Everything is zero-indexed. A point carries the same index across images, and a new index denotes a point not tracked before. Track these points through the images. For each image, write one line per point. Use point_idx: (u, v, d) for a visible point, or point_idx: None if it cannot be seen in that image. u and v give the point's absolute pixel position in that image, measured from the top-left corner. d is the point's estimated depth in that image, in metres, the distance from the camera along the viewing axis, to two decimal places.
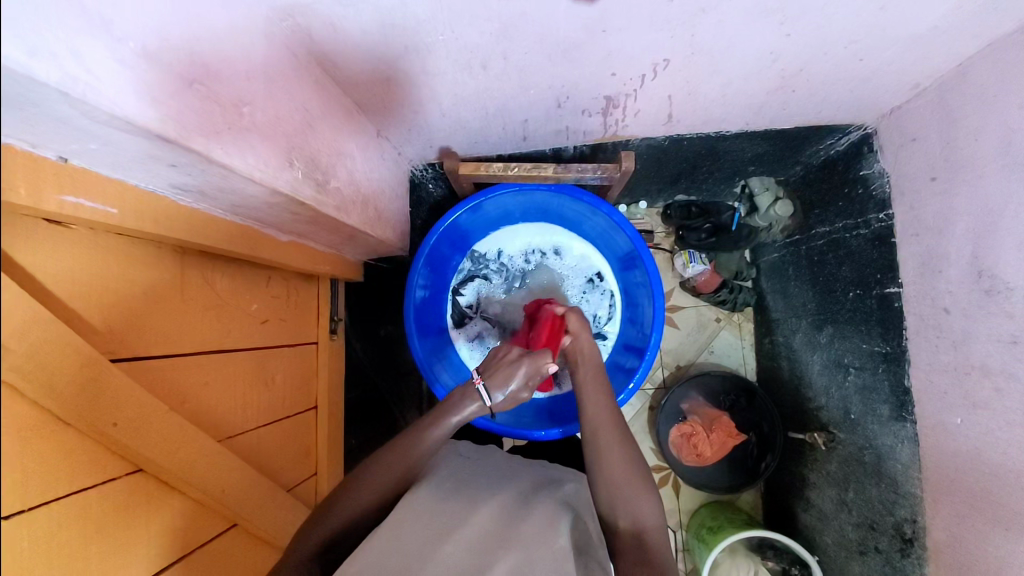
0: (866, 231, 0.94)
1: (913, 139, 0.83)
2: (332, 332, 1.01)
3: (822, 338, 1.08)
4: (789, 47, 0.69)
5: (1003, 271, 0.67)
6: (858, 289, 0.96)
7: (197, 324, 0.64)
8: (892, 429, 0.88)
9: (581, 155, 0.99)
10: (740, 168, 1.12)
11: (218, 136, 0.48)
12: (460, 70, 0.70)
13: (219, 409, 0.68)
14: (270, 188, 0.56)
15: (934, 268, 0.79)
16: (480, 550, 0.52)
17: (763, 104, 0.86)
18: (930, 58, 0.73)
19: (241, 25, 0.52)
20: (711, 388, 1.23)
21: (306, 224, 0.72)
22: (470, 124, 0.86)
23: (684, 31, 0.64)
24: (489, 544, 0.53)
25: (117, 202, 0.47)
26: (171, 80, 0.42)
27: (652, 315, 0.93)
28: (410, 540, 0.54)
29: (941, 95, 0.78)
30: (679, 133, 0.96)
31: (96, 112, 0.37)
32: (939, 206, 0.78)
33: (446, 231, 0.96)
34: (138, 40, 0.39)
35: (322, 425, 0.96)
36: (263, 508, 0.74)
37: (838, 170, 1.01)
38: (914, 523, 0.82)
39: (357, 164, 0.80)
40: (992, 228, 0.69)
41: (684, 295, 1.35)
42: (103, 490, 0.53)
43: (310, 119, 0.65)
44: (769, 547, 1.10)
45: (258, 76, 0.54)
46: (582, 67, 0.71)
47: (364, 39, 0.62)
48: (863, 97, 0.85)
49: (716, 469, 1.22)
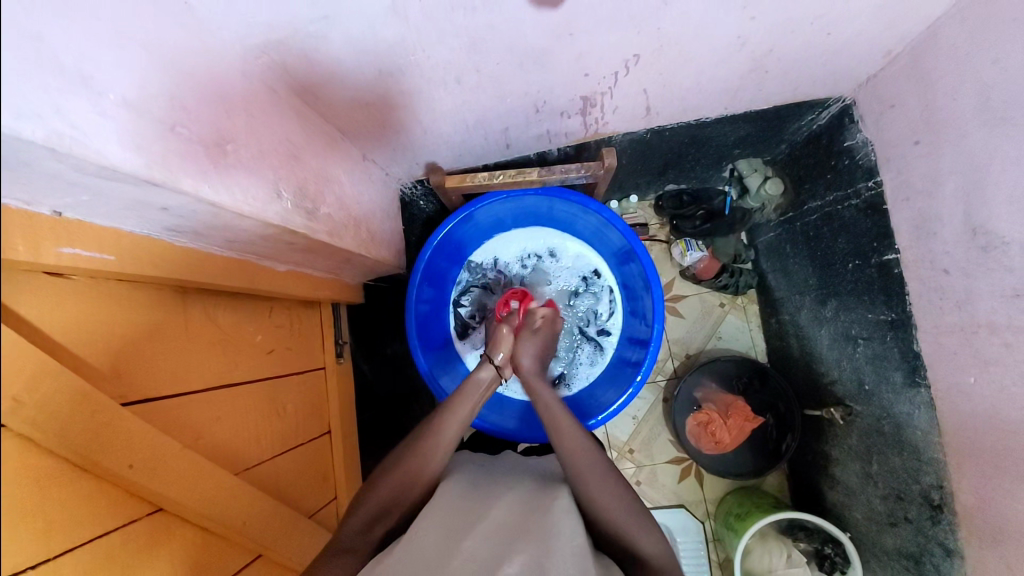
0: (857, 200, 0.95)
1: (892, 106, 0.84)
2: (338, 355, 1.02)
3: (827, 312, 1.07)
4: (755, 30, 0.70)
5: (997, 227, 0.67)
6: (857, 259, 0.96)
7: (202, 361, 0.65)
8: (907, 396, 0.87)
9: (565, 156, 1.00)
10: (725, 152, 1.12)
11: (205, 175, 0.49)
12: (436, 87, 0.72)
13: (233, 442, 0.69)
14: (262, 220, 0.57)
15: (928, 230, 0.79)
16: (491, 542, 0.58)
17: (738, 88, 0.87)
18: (897, 24, 0.74)
19: (216, 67, 0.54)
20: (725, 374, 1.23)
21: (302, 252, 0.73)
22: (453, 138, 0.88)
23: (649, 25, 0.65)
24: (501, 538, 0.59)
25: (115, 249, 0.49)
26: (153, 127, 0.44)
27: (652, 301, 0.95)
28: (426, 542, 0.59)
29: (914, 59, 0.78)
30: (660, 125, 0.97)
31: (83, 164, 0.38)
32: (926, 168, 0.78)
33: (440, 245, 0.98)
34: (118, 92, 0.41)
35: (337, 448, 0.97)
36: (286, 537, 0.74)
37: (822, 144, 1.02)
38: (941, 488, 0.82)
39: (347, 190, 0.81)
40: (981, 184, 0.69)
41: (685, 284, 1.35)
42: (125, 533, 0.53)
43: (295, 150, 0.67)
44: (799, 529, 1.09)
45: (240, 114, 0.56)
46: (556, 73, 0.73)
47: (340, 68, 0.64)
48: (837, 70, 0.85)
49: (738, 456, 1.21)
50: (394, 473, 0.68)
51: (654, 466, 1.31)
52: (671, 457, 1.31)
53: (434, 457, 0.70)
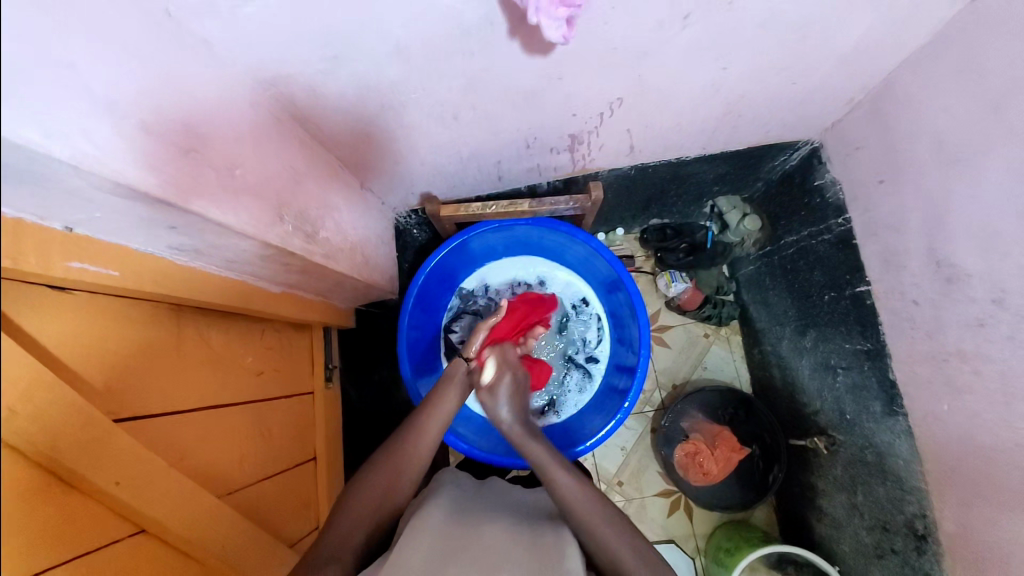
0: (830, 235, 1.00)
1: (857, 148, 0.91)
2: (327, 380, 1.02)
3: (807, 343, 1.11)
4: (729, 78, 0.76)
5: (959, 260, 0.72)
6: (832, 291, 1.01)
7: (192, 380, 0.65)
8: (887, 425, 0.89)
9: (554, 189, 1.05)
10: (706, 189, 1.19)
11: (214, 198, 0.51)
12: (433, 122, 0.76)
13: (218, 464, 0.68)
14: (263, 242, 0.59)
15: (897, 263, 0.84)
16: (479, 567, 0.57)
17: (715, 129, 0.93)
18: (857, 75, 0.81)
19: (229, 98, 0.57)
20: (711, 405, 1.24)
21: (298, 274, 0.75)
22: (448, 169, 0.92)
23: (631, 71, 0.70)
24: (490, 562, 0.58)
25: (120, 264, 0.50)
26: (168, 149, 0.46)
27: (638, 328, 0.98)
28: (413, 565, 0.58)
29: (875, 106, 0.85)
30: (643, 162, 1.03)
31: (105, 182, 0.40)
32: (891, 205, 0.84)
33: (433, 272, 1.00)
34: (139, 118, 0.44)
35: (321, 474, 0.95)
36: (266, 566, 0.72)
37: (795, 182, 1.09)
38: (924, 518, 0.83)
39: (344, 216, 0.84)
40: (942, 219, 0.74)
41: (670, 315, 1.38)
42: (106, 553, 0.52)
43: (297, 177, 0.70)
44: (788, 562, 1.07)
45: (248, 143, 0.59)
46: (546, 111, 0.78)
47: (343, 103, 0.68)
48: (806, 115, 0.92)
49: (726, 487, 1.21)
50: (379, 493, 0.67)
51: (643, 498, 1.30)
52: (661, 489, 1.30)
53: (413, 471, 0.70)
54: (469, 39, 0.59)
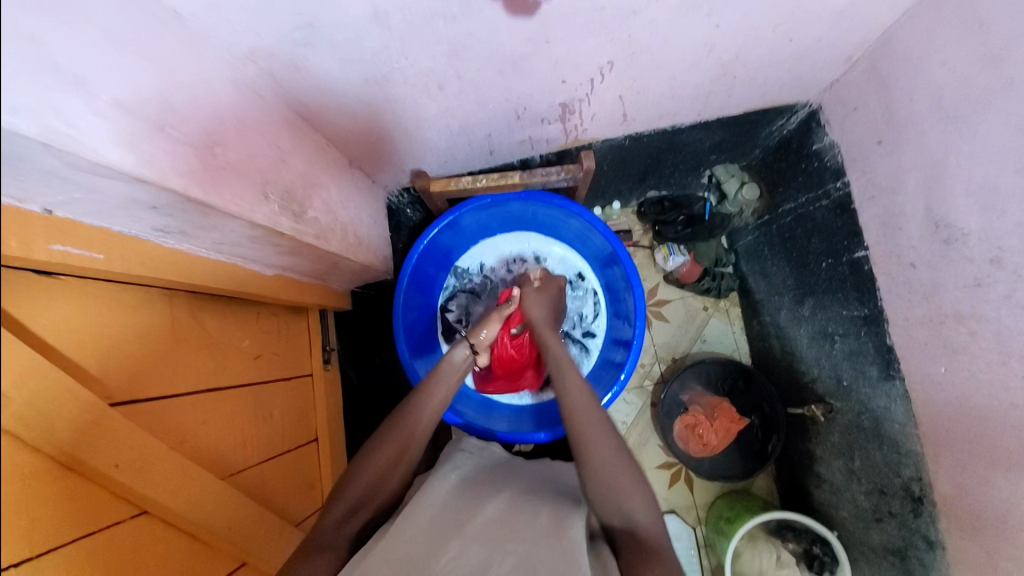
0: (828, 201, 0.99)
1: (854, 109, 0.89)
2: (325, 362, 1.03)
3: (805, 311, 1.10)
4: (721, 37, 0.74)
5: (957, 220, 0.71)
6: (830, 258, 1.00)
7: (188, 364, 0.65)
8: (884, 389, 0.89)
9: (547, 162, 1.03)
10: (702, 158, 1.17)
11: (196, 176, 0.50)
12: (420, 93, 0.74)
13: (219, 447, 0.69)
14: (249, 221, 0.58)
15: (895, 226, 0.83)
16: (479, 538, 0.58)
17: (709, 94, 0.91)
18: (854, 31, 0.79)
19: (206, 72, 0.56)
20: (710, 377, 1.25)
21: (289, 255, 0.74)
22: (438, 144, 0.90)
23: (620, 32, 0.68)
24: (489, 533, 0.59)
25: (105, 248, 0.50)
26: (144, 126, 0.45)
27: (633, 300, 0.97)
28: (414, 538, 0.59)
29: (873, 64, 0.83)
30: (637, 131, 1.01)
31: (79, 160, 0.39)
32: (889, 166, 0.82)
33: (426, 250, 1.00)
34: (112, 93, 0.42)
35: (324, 456, 0.96)
36: (271, 544, 0.73)
37: (793, 147, 1.07)
38: (920, 480, 0.84)
39: (333, 195, 0.83)
40: (940, 178, 0.73)
41: (669, 288, 1.38)
42: (109, 534, 0.53)
43: (282, 155, 0.68)
44: (787, 529, 1.10)
45: (229, 120, 0.58)
46: (534, 79, 0.76)
47: (326, 75, 0.66)
48: (802, 75, 0.90)
49: (726, 457, 1.22)
50: (379, 469, 0.67)
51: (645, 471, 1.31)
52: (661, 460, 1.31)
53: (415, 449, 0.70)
54: (449, 2, 0.57)
